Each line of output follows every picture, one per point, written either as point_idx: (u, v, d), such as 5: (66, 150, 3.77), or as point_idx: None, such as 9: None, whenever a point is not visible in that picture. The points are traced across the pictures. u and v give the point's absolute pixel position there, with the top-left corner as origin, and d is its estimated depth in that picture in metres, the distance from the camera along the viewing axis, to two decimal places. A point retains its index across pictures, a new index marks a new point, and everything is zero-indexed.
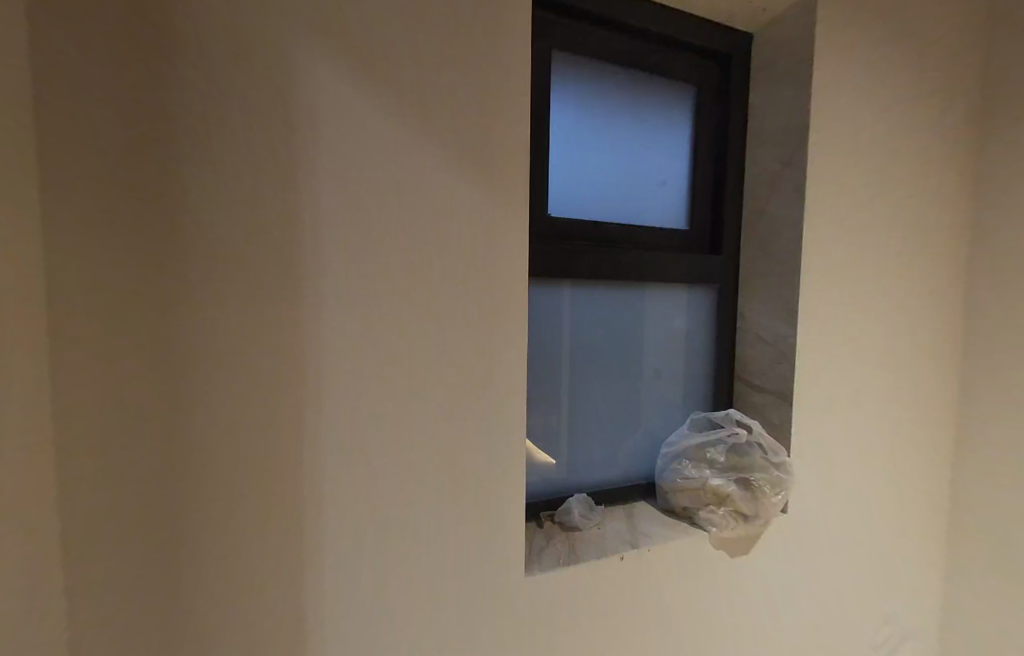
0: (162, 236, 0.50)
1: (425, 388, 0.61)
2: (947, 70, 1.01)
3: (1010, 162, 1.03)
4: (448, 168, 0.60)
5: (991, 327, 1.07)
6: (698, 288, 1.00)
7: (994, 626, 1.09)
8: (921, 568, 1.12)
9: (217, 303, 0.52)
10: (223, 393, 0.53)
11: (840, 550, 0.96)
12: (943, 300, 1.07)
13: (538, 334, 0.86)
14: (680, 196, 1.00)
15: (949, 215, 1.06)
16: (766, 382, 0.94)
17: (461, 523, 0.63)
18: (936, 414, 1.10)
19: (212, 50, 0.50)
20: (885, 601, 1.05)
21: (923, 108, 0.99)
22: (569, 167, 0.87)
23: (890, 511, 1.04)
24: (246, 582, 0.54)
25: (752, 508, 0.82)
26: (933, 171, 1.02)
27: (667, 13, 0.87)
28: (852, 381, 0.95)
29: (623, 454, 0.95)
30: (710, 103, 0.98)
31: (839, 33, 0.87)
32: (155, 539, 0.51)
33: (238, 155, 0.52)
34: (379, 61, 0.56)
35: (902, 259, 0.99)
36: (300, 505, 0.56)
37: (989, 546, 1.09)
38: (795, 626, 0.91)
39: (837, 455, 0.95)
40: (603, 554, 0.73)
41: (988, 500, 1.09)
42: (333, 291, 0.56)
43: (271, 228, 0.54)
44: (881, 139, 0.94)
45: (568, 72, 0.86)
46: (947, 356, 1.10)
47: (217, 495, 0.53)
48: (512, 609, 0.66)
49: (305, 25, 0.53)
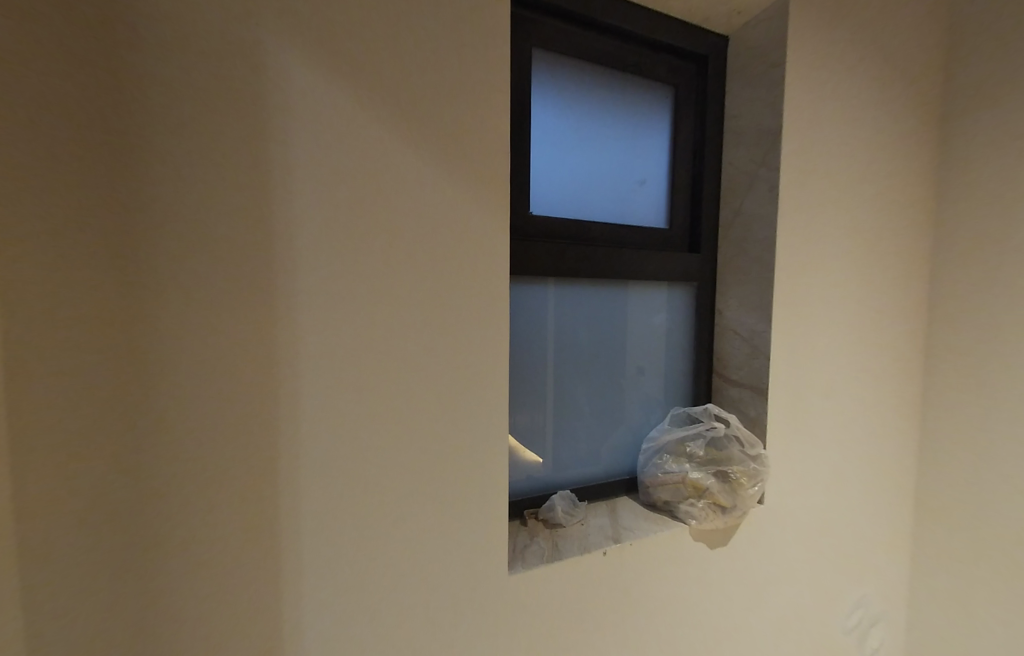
0: (138, 238, 0.50)
1: (407, 389, 0.61)
2: (911, 73, 1.05)
3: (968, 161, 1.07)
4: (426, 169, 0.60)
5: (953, 321, 1.11)
6: (678, 286, 1.02)
7: (957, 609, 1.14)
8: (889, 555, 1.16)
9: (188, 308, 0.51)
10: (203, 397, 0.52)
11: (813, 539, 1.00)
12: (907, 298, 1.11)
13: (519, 332, 0.87)
14: (659, 195, 1.01)
15: (913, 216, 1.10)
16: (742, 377, 0.97)
17: (444, 523, 0.64)
18: (903, 405, 1.14)
19: (180, 50, 0.49)
20: (856, 587, 1.09)
21: (888, 111, 1.02)
22: (550, 166, 0.88)
23: (860, 499, 1.08)
24: (219, 588, 0.54)
25: (730, 500, 0.84)
26: (897, 173, 1.06)
27: (645, 14, 0.89)
28: (823, 375, 0.99)
29: (606, 450, 0.96)
30: (688, 103, 0.99)
31: (810, 36, 0.89)
32: (136, 545, 0.51)
33: (208, 156, 0.51)
34: (356, 62, 0.56)
35: (870, 256, 1.03)
36: (279, 508, 0.55)
37: (953, 532, 1.14)
38: (771, 614, 0.94)
39: (809, 447, 0.98)
40: (585, 550, 0.75)
41: (952, 487, 1.14)
42: (313, 291, 0.56)
43: (244, 231, 0.53)
44: (849, 140, 0.97)
45: (548, 71, 0.86)
46: (911, 350, 1.14)
47: (189, 500, 0.52)
48: (495, 607, 0.67)
49: (280, 25, 0.52)
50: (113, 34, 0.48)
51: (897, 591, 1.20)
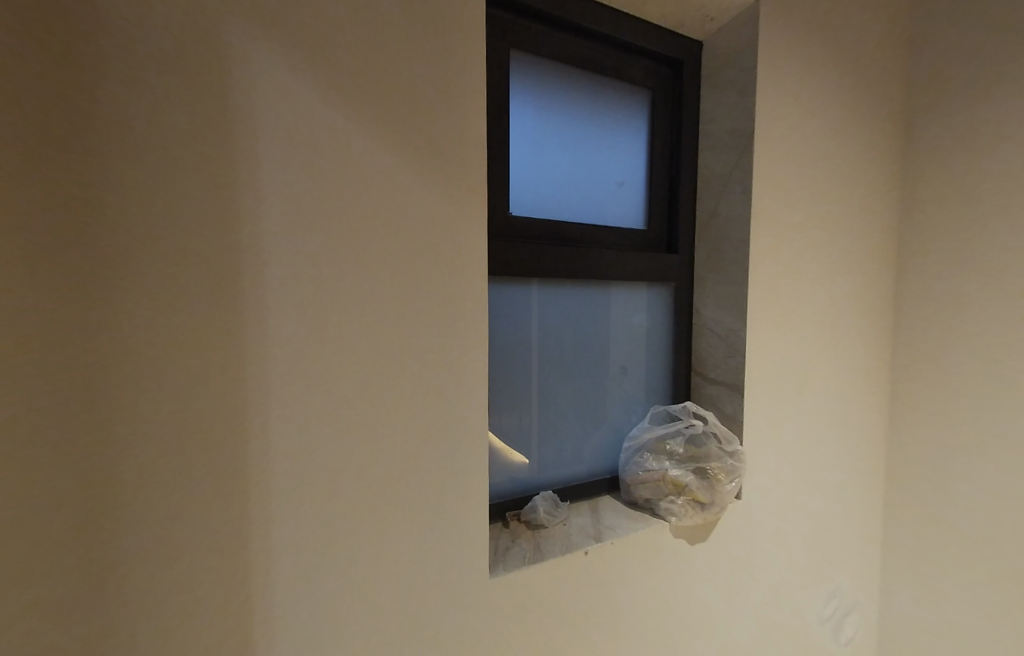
0: (102, 241, 0.48)
1: (386, 394, 0.61)
2: (876, 78, 1.09)
3: (932, 163, 1.12)
4: (402, 172, 0.60)
5: (917, 316, 1.16)
6: (657, 286, 1.03)
7: (924, 594, 1.19)
8: (862, 544, 1.20)
9: (157, 313, 0.50)
10: (174, 403, 0.51)
11: (788, 532, 1.02)
12: (874, 297, 1.15)
13: (501, 333, 0.87)
14: (637, 196, 1.03)
15: (879, 218, 1.14)
16: (720, 375, 0.98)
17: (424, 526, 0.63)
18: (872, 398, 1.18)
19: (147, 50, 0.48)
20: (830, 576, 1.12)
21: (855, 115, 1.06)
22: (529, 167, 0.89)
23: (833, 490, 1.11)
24: (190, 599, 0.52)
25: (708, 496, 0.86)
26: (864, 177, 1.10)
27: (622, 17, 0.90)
28: (797, 371, 1.01)
29: (589, 449, 0.97)
30: (664, 106, 1.01)
31: (780, 41, 0.91)
32: (103, 557, 0.49)
33: (176, 158, 0.50)
34: (330, 64, 0.55)
35: (839, 255, 1.06)
36: (252, 518, 0.54)
37: (921, 521, 1.18)
38: (749, 606, 0.97)
39: (784, 442, 1.01)
40: (567, 551, 0.75)
41: (920, 477, 1.18)
42: (285, 297, 0.55)
43: (214, 235, 0.52)
44: (818, 143, 1.00)
45: (526, 72, 0.87)
46: (879, 345, 1.18)
47: (160, 509, 0.51)
48: (477, 610, 0.67)
49: (252, 26, 0.52)
50: (79, 30, 0.46)
51: (869, 579, 1.23)
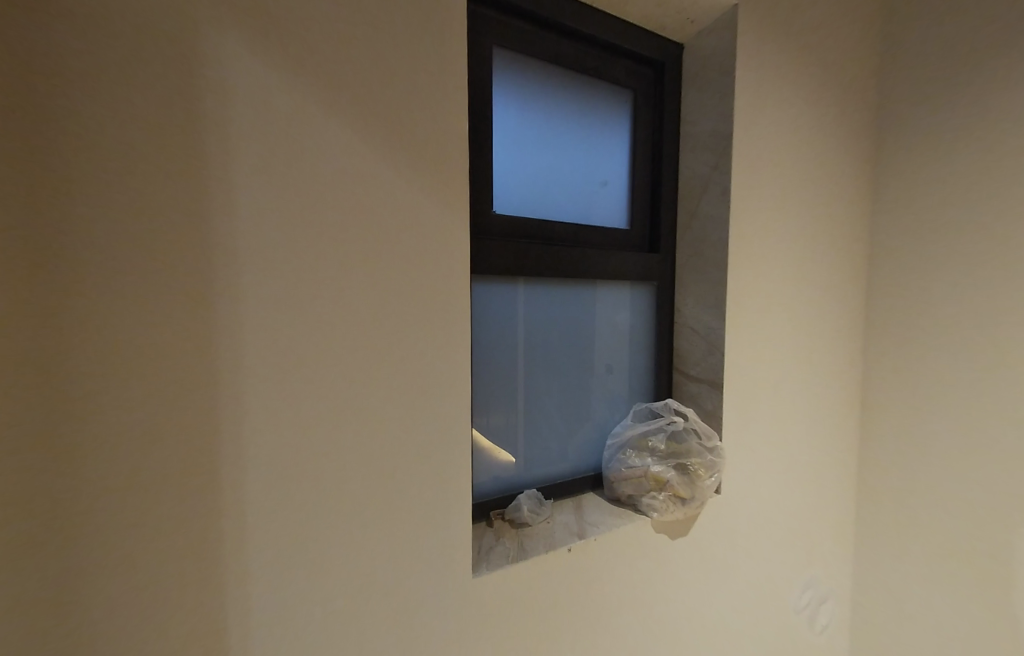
0: (75, 241, 0.47)
1: (369, 395, 0.61)
2: (850, 82, 1.12)
3: (902, 165, 1.15)
4: (382, 172, 0.60)
5: (888, 314, 1.20)
6: (639, 285, 1.05)
7: (894, 582, 1.23)
8: (836, 535, 1.24)
9: (132, 313, 0.49)
10: (150, 404, 0.50)
11: (765, 525, 1.05)
12: (847, 295, 1.19)
13: (486, 332, 0.87)
14: (620, 196, 1.04)
15: (852, 218, 1.17)
16: (700, 372, 1.00)
17: (406, 526, 0.64)
18: (845, 393, 1.22)
19: (120, 45, 0.47)
20: (806, 567, 1.16)
21: (829, 117, 1.09)
22: (513, 167, 0.89)
23: (808, 483, 1.14)
24: (168, 604, 0.52)
25: (689, 491, 0.87)
26: (838, 178, 1.13)
27: (604, 17, 0.90)
28: (773, 368, 1.04)
29: (573, 446, 0.98)
30: (647, 107, 1.02)
31: (758, 45, 0.93)
32: (77, 560, 0.48)
33: (151, 157, 0.49)
34: (309, 62, 0.55)
35: (813, 254, 1.09)
36: (231, 520, 0.54)
37: (892, 511, 1.23)
38: (728, 598, 0.99)
39: (761, 437, 1.03)
40: (551, 548, 0.76)
41: (891, 469, 1.22)
42: (264, 299, 0.54)
43: (191, 236, 0.51)
44: (794, 145, 1.03)
45: (509, 71, 0.87)
46: (852, 342, 1.22)
47: (135, 513, 0.50)
48: (460, 608, 0.68)
49: (230, 24, 0.51)
50: (47, 22, 0.45)
51: (843, 569, 1.27)
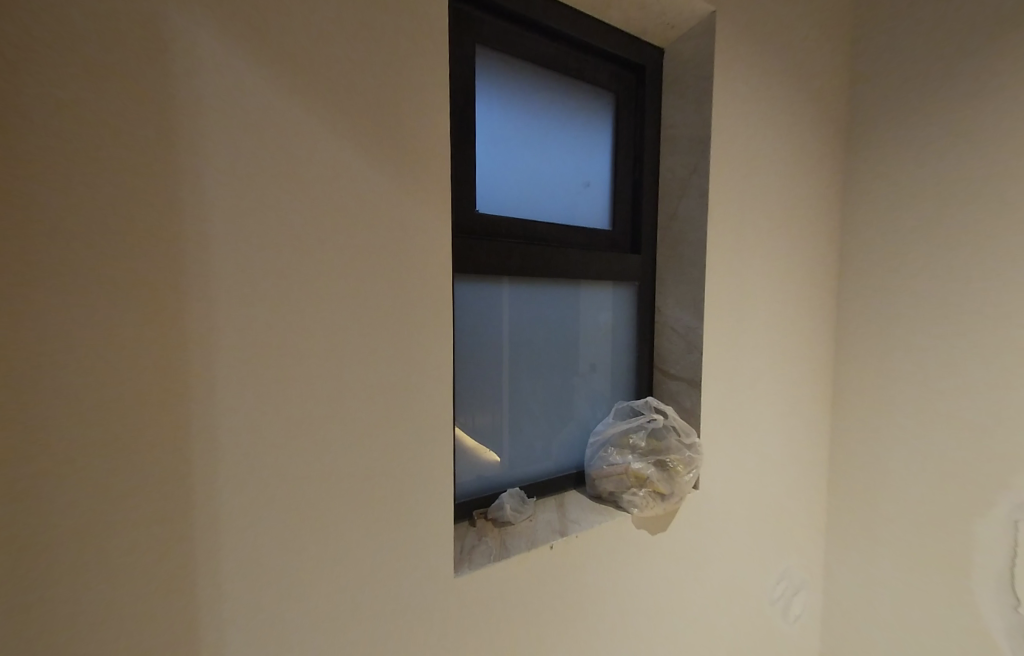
0: (50, 239, 0.47)
1: (350, 395, 0.61)
2: (823, 87, 1.15)
3: (871, 168, 1.19)
4: (363, 173, 0.60)
5: (858, 313, 1.24)
6: (621, 285, 1.06)
7: (864, 573, 1.27)
8: (808, 528, 1.28)
9: (108, 313, 0.49)
10: (126, 404, 0.50)
11: (740, 520, 1.08)
12: (820, 295, 1.23)
13: (470, 331, 0.87)
14: (602, 197, 1.06)
15: (824, 219, 1.21)
16: (679, 370, 1.02)
17: (386, 526, 0.64)
18: (817, 389, 1.26)
19: (96, 42, 0.47)
20: (780, 560, 1.19)
21: (803, 121, 1.12)
22: (496, 166, 0.89)
23: (781, 478, 1.18)
24: (143, 609, 0.51)
25: (668, 487, 0.89)
26: (811, 181, 1.16)
27: (586, 20, 0.92)
28: (749, 366, 1.07)
29: (557, 444, 0.99)
30: (628, 109, 1.04)
31: (735, 50, 0.95)
32: (52, 562, 0.48)
33: (128, 155, 0.49)
34: (289, 61, 0.55)
35: (787, 254, 1.12)
36: (208, 523, 0.53)
37: (862, 504, 1.27)
38: (705, 591, 1.02)
39: (737, 433, 1.06)
40: (533, 546, 0.77)
41: (861, 463, 1.26)
42: (243, 300, 0.54)
43: (168, 235, 0.51)
44: (769, 148, 1.05)
45: (493, 71, 0.88)
46: (823, 340, 1.26)
47: (112, 514, 0.49)
48: (441, 607, 0.68)
49: (209, 22, 0.51)
50: (25, 18, 0.45)
51: (815, 561, 1.31)
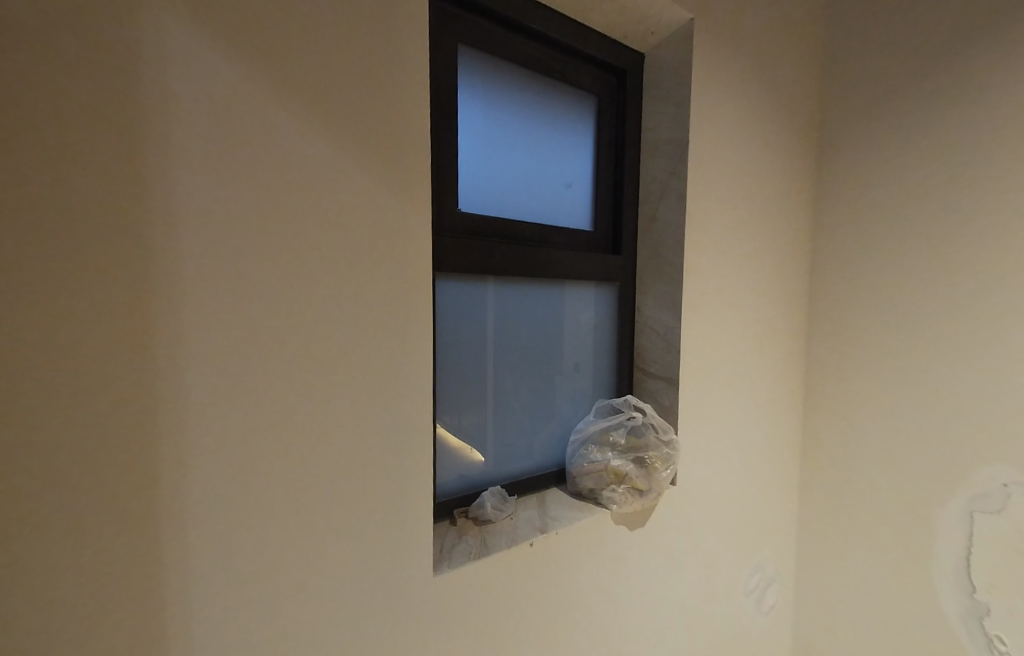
0: (21, 235, 0.46)
1: (329, 395, 0.61)
2: (795, 95, 1.19)
3: (841, 174, 1.24)
4: (342, 173, 0.60)
5: (829, 313, 1.28)
6: (602, 285, 1.08)
7: (832, 565, 1.31)
8: (780, 521, 1.31)
9: (82, 311, 0.48)
10: (102, 403, 0.49)
11: (715, 515, 1.11)
12: (792, 296, 1.26)
13: (452, 330, 0.87)
14: (584, 198, 1.07)
15: (796, 223, 1.25)
16: (658, 369, 1.04)
17: (365, 526, 0.64)
18: (789, 388, 1.30)
19: (70, 35, 0.46)
20: (753, 554, 1.22)
21: (776, 128, 1.15)
22: (478, 166, 0.90)
23: (754, 474, 1.21)
24: (116, 609, 0.50)
25: (646, 483, 0.91)
26: (783, 185, 1.19)
27: (569, 23, 0.93)
28: (724, 365, 1.10)
29: (538, 442, 1.01)
30: (609, 112, 1.05)
31: (713, 57, 0.98)
32: (21, 563, 0.47)
33: (103, 151, 0.48)
34: (268, 60, 0.54)
35: (760, 257, 1.15)
36: (185, 523, 0.53)
37: (831, 498, 1.31)
38: (681, 585, 1.04)
39: (712, 431, 1.09)
40: (513, 543, 0.78)
41: (831, 458, 1.30)
42: (220, 300, 0.54)
43: (145, 232, 0.50)
44: (745, 153, 1.08)
45: (475, 71, 0.88)
46: (795, 339, 1.30)
47: (85, 515, 0.49)
48: (420, 606, 0.69)
49: (187, 18, 0.50)
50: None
51: (787, 554, 1.35)
